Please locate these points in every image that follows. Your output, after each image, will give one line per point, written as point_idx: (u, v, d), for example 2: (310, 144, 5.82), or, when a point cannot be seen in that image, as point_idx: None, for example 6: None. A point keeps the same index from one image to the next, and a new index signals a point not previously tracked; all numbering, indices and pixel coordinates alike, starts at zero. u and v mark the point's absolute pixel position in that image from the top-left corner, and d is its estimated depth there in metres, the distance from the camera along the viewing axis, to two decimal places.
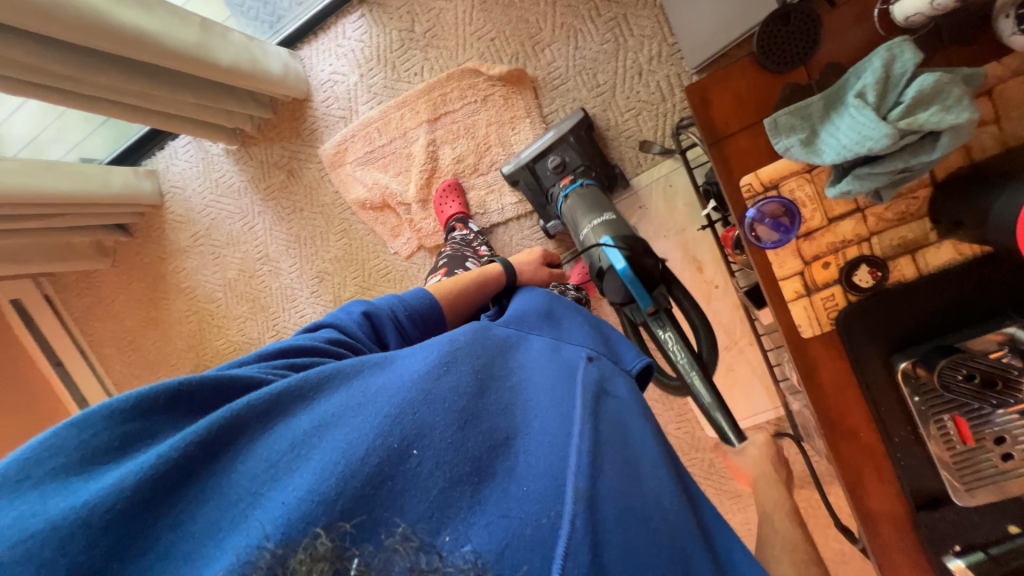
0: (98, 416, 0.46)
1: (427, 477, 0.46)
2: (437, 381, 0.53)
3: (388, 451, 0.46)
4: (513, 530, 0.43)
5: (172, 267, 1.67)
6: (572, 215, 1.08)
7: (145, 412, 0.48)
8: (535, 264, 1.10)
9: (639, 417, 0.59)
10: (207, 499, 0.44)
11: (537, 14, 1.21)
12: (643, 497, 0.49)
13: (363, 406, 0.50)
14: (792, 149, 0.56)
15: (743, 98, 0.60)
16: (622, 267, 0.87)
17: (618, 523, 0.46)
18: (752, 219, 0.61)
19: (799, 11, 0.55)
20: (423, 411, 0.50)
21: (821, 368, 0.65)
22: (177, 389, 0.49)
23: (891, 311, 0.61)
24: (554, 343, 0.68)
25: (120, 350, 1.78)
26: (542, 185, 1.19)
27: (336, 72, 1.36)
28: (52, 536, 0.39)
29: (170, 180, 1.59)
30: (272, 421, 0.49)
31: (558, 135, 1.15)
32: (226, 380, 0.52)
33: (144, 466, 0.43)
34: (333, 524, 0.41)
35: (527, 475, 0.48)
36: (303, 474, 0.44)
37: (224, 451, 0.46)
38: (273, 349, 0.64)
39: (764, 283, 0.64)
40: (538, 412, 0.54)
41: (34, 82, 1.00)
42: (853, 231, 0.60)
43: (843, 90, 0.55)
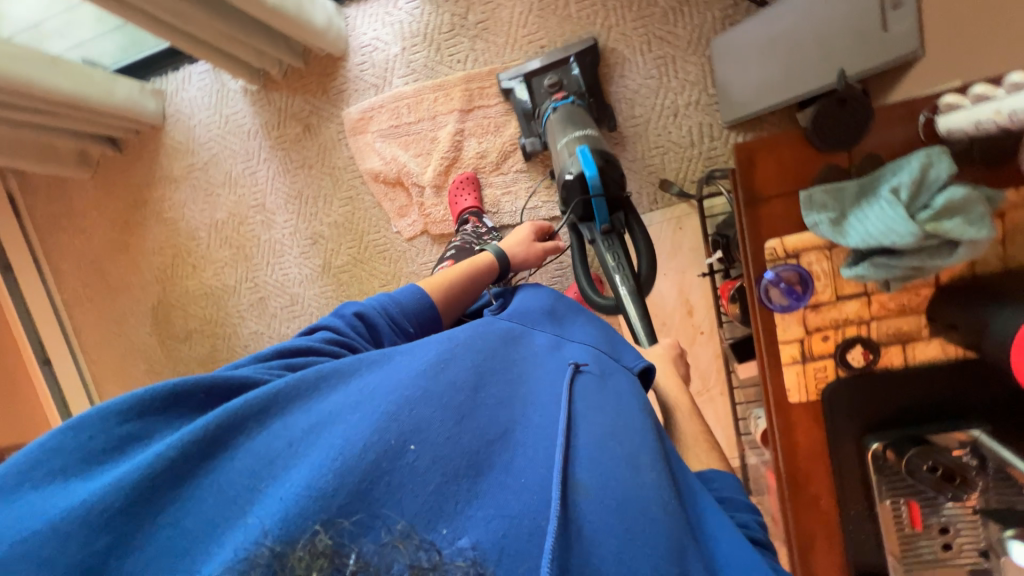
0: (96, 416, 0.48)
1: (425, 471, 0.45)
2: (435, 378, 0.53)
3: (384, 446, 0.45)
4: (514, 521, 0.43)
5: (158, 194, 1.58)
6: (552, 129, 1.06)
7: (139, 413, 0.49)
8: (526, 244, 1.09)
9: (631, 404, 0.59)
10: (203, 493, 0.43)
11: (591, 34, 1.22)
12: (650, 483, 0.49)
13: (361, 404, 0.49)
14: (820, 226, 0.60)
15: (784, 166, 0.62)
16: (589, 173, 0.81)
17: (620, 510, 0.46)
18: (769, 280, 0.64)
19: (856, 98, 0.57)
20: (420, 408, 0.49)
21: (799, 434, 0.68)
22: (176, 390, 0.50)
23: (873, 393, 0.65)
24: (557, 339, 0.71)
25: (83, 267, 1.68)
26: (534, 100, 1.20)
27: (379, 39, 1.33)
28: (53, 538, 0.39)
29: (176, 105, 1.50)
30: (269, 418, 0.48)
31: (561, 56, 1.18)
32: (223, 382, 0.53)
33: (144, 463, 0.43)
34: (331, 521, 0.40)
35: (525, 469, 0.48)
36: (300, 469, 0.43)
37: (223, 450, 0.46)
38: (269, 351, 0.64)
39: (766, 344, 0.67)
40: (536, 408, 0.55)
41: None
42: (856, 312, 0.64)
43: (879, 180, 0.58)
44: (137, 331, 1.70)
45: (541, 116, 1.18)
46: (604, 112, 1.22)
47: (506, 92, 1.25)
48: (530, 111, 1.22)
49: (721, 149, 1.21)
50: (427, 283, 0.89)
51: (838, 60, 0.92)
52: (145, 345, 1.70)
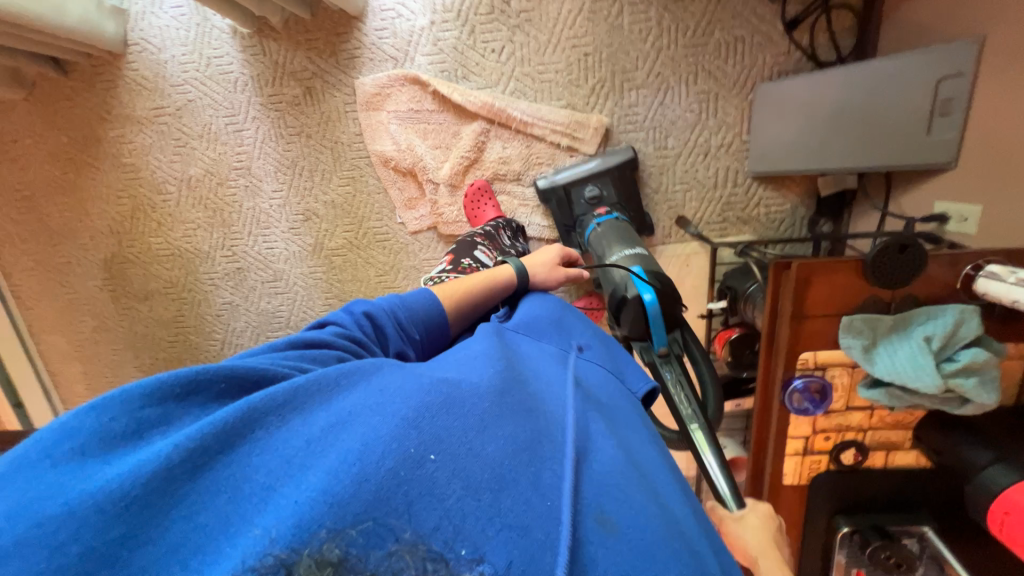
0: (116, 399, 0.42)
1: (444, 485, 0.40)
2: (458, 387, 0.49)
3: (403, 455, 0.40)
4: (529, 538, 0.38)
5: (114, 134, 1.35)
6: (600, 244, 1.06)
7: (161, 399, 0.43)
8: (550, 265, 0.97)
9: (648, 441, 0.58)
10: (223, 489, 0.38)
11: (639, 51, 1.15)
12: (665, 517, 0.44)
13: (381, 405, 0.44)
14: (853, 350, 0.65)
15: (835, 291, 0.66)
16: (650, 298, 0.79)
17: (644, 552, 0.40)
18: (795, 387, 0.70)
19: (915, 247, 0.61)
20: (443, 415, 0.45)
21: (783, 507, 0.79)
22: (194, 377, 0.45)
23: (850, 483, 0.76)
24: (562, 355, 0.68)
25: (12, 202, 1.44)
26: (572, 210, 1.20)
27: (405, 5, 1.16)
28: (68, 521, 0.34)
29: (142, 31, 1.26)
30: (288, 414, 0.43)
31: (600, 166, 1.16)
32: (244, 372, 0.48)
33: (164, 452, 0.38)
34: (339, 528, 0.36)
35: (551, 487, 0.43)
36: (316, 472, 0.38)
37: (240, 443, 0.41)
38: (280, 342, 0.59)
39: (777, 435, 0.74)
40: (560, 425, 0.50)
41: None
42: (858, 420, 0.72)
43: (913, 320, 0.64)
44: (85, 283, 1.52)
45: (585, 229, 1.15)
46: (643, 221, 1.22)
47: (543, 199, 1.22)
48: (571, 220, 1.21)
49: (741, 196, 1.23)
50: (440, 290, 0.81)
51: (878, 143, 0.94)
52: (95, 299, 1.53)
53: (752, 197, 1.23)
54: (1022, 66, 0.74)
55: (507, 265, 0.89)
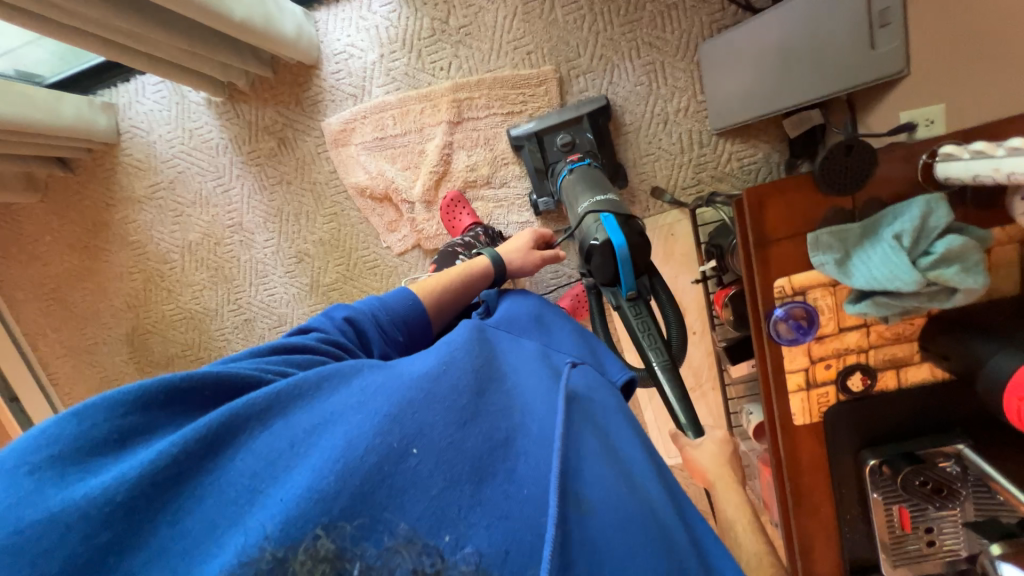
0: (98, 407, 0.46)
1: (426, 477, 0.44)
2: (438, 380, 0.51)
3: (387, 450, 0.44)
4: (510, 524, 0.42)
5: (119, 216, 1.47)
6: (571, 190, 1.06)
7: (144, 405, 0.47)
8: (524, 250, 1.01)
9: (619, 417, 0.60)
10: (205, 494, 0.43)
11: (579, 39, 1.19)
12: (638, 503, 0.48)
13: (363, 404, 0.48)
14: (826, 266, 0.63)
15: (794, 209, 0.64)
16: (619, 242, 0.86)
17: (617, 531, 0.45)
18: (778, 317, 0.67)
19: (861, 145, 0.59)
20: (423, 410, 0.48)
21: (802, 451, 0.73)
22: (177, 385, 0.48)
23: (869, 412, 0.70)
24: (544, 350, 0.69)
25: (38, 296, 1.57)
26: (546, 158, 1.20)
27: (354, 45, 1.25)
28: (51, 528, 0.39)
29: (130, 119, 1.39)
30: (270, 419, 0.47)
31: (572, 113, 1.16)
32: (229, 378, 0.51)
33: (147, 460, 0.42)
34: (334, 523, 0.40)
35: (528, 476, 0.45)
36: (302, 472, 0.42)
37: (224, 450, 0.44)
38: (264, 347, 0.62)
39: (773, 373, 0.71)
40: (535, 415, 0.52)
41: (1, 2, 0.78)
42: (856, 342, 0.68)
43: (881, 223, 0.61)
44: (111, 360, 1.60)
45: (557, 176, 1.16)
46: (617, 170, 1.22)
47: (515, 149, 1.24)
48: (544, 167, 1.21)
49: (711, 155, 1.22)
50: (419, 286, 0.83)
51: (830, 71, 0.93)
52: (120, 374, 1.61)
53: (722, 154, 1.21)
54: None
55: (483, 254, 0.95)
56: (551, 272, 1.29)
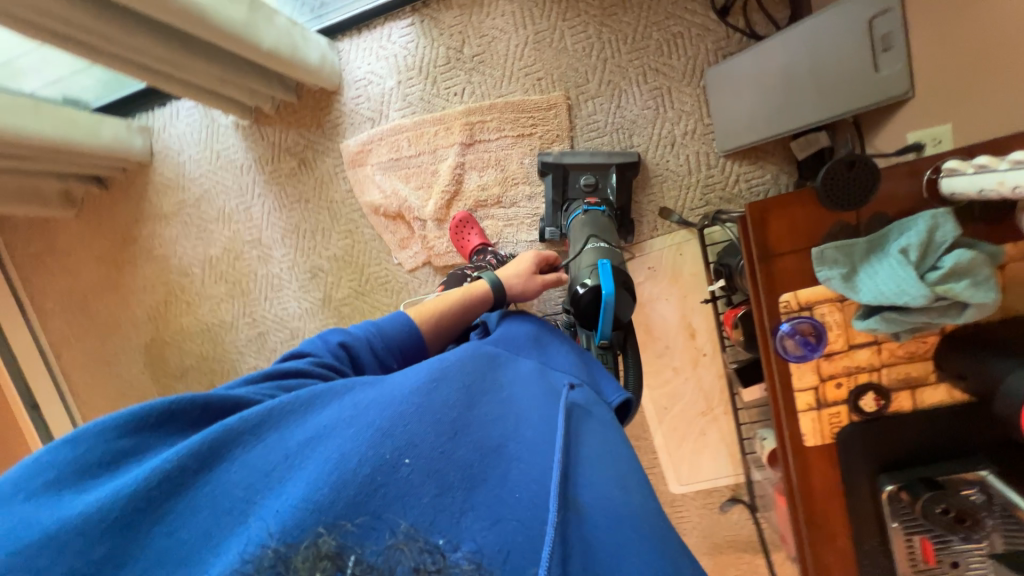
0: (88, 433, 0.49)
1: (416, 485, 0.47)
2: (427, 396, 0.54)
3: (378, 461, 0.47)
4: (498, 525, 0.46)
5: (148, 231, 1.54)
6: (577, 231, 1.12)
7: (134, 429, 0.50)
8: (525, 275, 1.00)
9: (608, 425, 0.63)
10: (201, 504, 0.45)
11: (587, 66, 1.23)
12: (628, 503, 0.51)
13: (356, 419, 0.51)
14: (832, 281, 0.62)
15: (798, 225, 0.64)
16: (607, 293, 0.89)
17: (605, 529, 0.47)
18: (785, 333, 0.66)
19: (864, 161, 0.59)
20: (412, 424, 0.50)
21: (815, 474, 0.70)
22: (169, 407, 0.52)
23: (885, 435, 0.67)
24: (542, 368, 0.70)
25: (66, 307, 1.64)
26: (566, 191, 1.23)
27: (373, 72, 1.32)
28: (49, 548, 0.41)
29: (163, 141, 1.48)
30: (265, 432, 0.50)
31: (601, 160, 1.20)
32: (219, 402, 0.54)
33: (144, 476, 0.45)
34: (335, 523, 0.43)
35: (517, 482, 0.49)
36: (298, 483, 0.45)
37: (219, 463, 0.47)
38: (258, 374, 0.63)
39: (781, 391, 0.69)
40: (525, 425, 0.55)
41: (59, 35, 0.86)
42: (867, 359, 0.66)
43: (888, 238, 0.61)
44: (129, 370, 1.65)
45: (570, 213, 1.20)
46: (624, 223, 1.25)
47: (539, 176, 1.27)
48: (561, 201, 1.24)
49: (719, 176, 1.23)
50: (416, 311, 0.84)
51: (831, 94, 0.95)
52: (136, 384, 1.65)
53: (730, 175, 1.22)
54: None
55: (483, 279, 0.95)
56: (559, 290, 1.30)
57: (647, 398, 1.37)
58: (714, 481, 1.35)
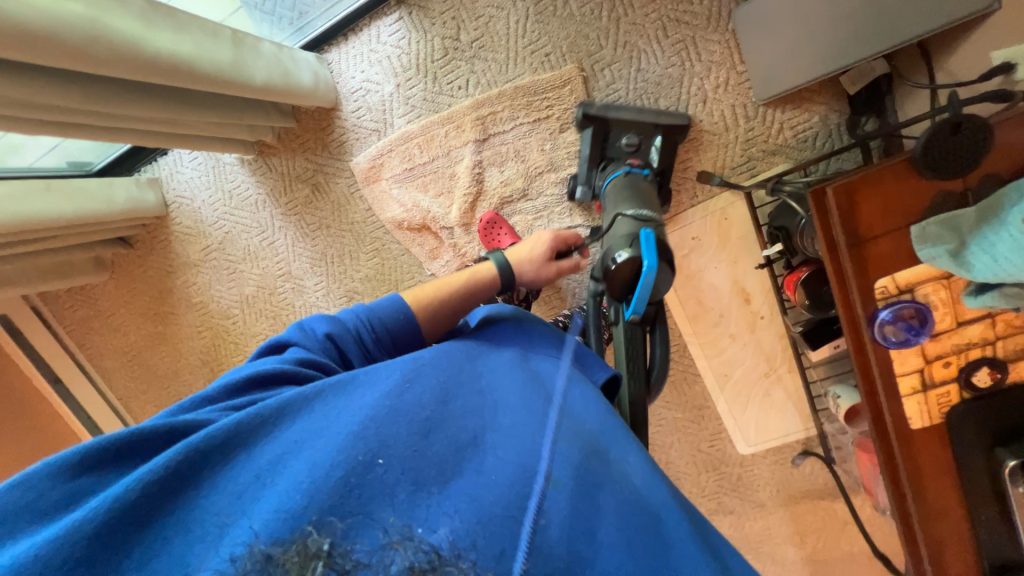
0: (39, 477, 0.45)
1: (394, 484, 0.45)
2: (401, 397, 0.53)
3: (353, 463, 0.46)
4: (483, 512, 0.44)
5: (181, 281, 1.55)
6: (615, 193, 0.96)
7: (88, 467, 0.46)
8: (539, 260, 1.00)
9: (596, 400, 0.63)
10: (172, 534, 0.43)
11: (599, 30, 1.11)
12: (610, 473, 0.51)
13: (327, 428, 0.49)
14: (937, 260, 0.57)
15: (893, 202, 0.58)
16: (648, 265, 0.72)
17: (587, 498, 0.47)
18: (883, 320, 0.61)
19: (971, 121, 0.52)
20: (386, 424, 0.49)
21: (923, 454, 0.67)
22: (122, 442, 0.47)
23: (1002, 408, 0.63)
24: (523, 354, 0.69)
25: (123, 364, 1.69)
26: (604, 146, 1.09)
27: (369, 79, 1.23)
28: None
29: (174, 189, 1.45)
30: (233, 452, 0.48)
31: (648, 117, 1.07)
32: (179, 428, 0.50)
33: (104, 509, 0.41)
34: (321, 522, 0.42)
35: (500, 466, 0.49)
36: (270, 498, 0.44)
37: (188, 486, 0.46)
38: (240, 378, 0.59)
39: (880, 377, 0.65)
40: (505, 411, 0.55)
41: (56, 119, 0.82)
42: (979, 334, 0.61)
43: (1006, 201, 0.52)
44: None
45: (608, 173, 1.06)
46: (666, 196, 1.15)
47: (579, 128, 1.11)
48: (598, 159, 1.11)
49: (760, 128, 1.12)
50: (413, 296, 0.81)
51: (892, 18, 0.84)
52: None
53: (772, 124, 1.12)
54: None
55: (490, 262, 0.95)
56: None
57: (706, 368, 1.33)
58: (783, 438, 1.33)
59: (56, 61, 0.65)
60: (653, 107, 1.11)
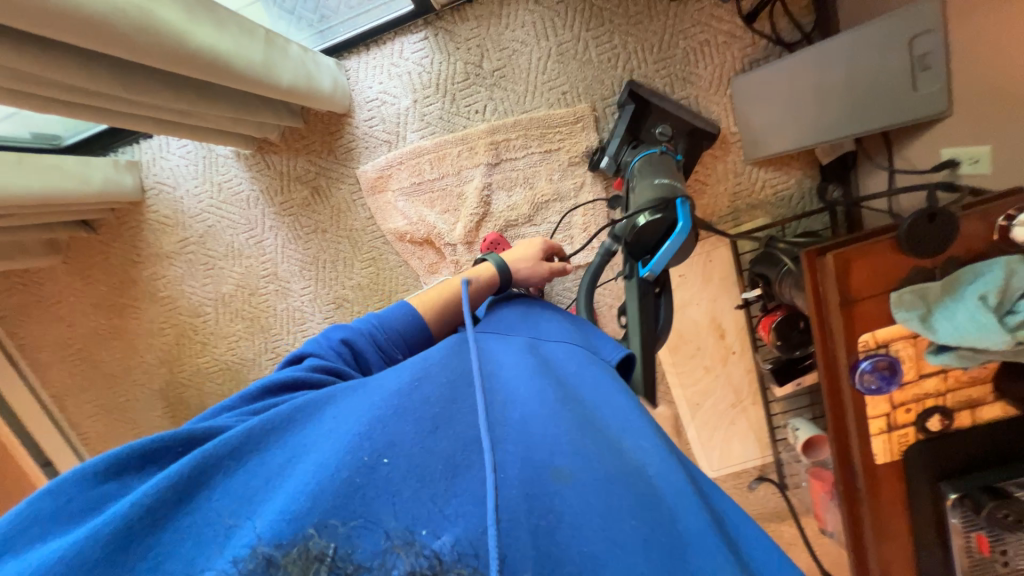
0: (66, 482, 0.45)
1: (399, 483, 0.41)
2: (410, 396, 0.49)
3: (357, 464, 0.42)
4: (483, 514, 0.39)
5: (148, 272, 1.44)
6: (653, 164, 0.98)
7: (115, 472, 0.46)
8: (533, 260, 0.94)
9: (609, 383, 0.57)
10: (187, 534, 0.41)
11: (614, 77, 1.20)
12: (622, 466, 0.43)
13: (335, 428, 0.47)
14: (911, 322, 0.67)
15: (877, 271, 0.69)
16: (684, 224, 0.80)
17: (599, 497, 0.40)
18: (864, 369, 0.71)
19: (943, 214, 0.64)
20: (393, 423, 0.46)
21: (884, 488, 0.77)
22: (144, 447, 0.47)
23: (947, 449, 0.75)
24: (533, 341, 0.65)
25: (64, 358, 1.53)
26: (637, 129, 1.15)
27: (386, 91, 1.25)
28: None
29: (155, 175, 1.37)
30: (244, 456, 0.46)
31: (685, 117, 1.13)
32: (199, 433, 0.48)
33: (122, 514, 0.40)
34: (323, 523, 0.39)
35: (506, 461, 0.43)
36: (277, 498, 0.41)
37: (201, 490, 0.44)
38: (255, 387, 0.58)
39: (856, 418, 0.75)
40: (516, 403, 0.49)
41: (67, 98, 0.78)
42: (934, 386, 0.72)
43: (963, 280, 0.66)
44: (145, 417, 1.55)
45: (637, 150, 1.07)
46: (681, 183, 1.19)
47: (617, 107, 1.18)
48: (629, 138, 1.15)
49: (746, 183, 1.25)
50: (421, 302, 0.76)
51: (872, 106, 0.96)
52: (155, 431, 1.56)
53: (756, 181, 1.25)
54: (989, 12, 0.77)
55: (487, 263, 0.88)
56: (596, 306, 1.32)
57: (681, 397, 1.42)
58: (744, 464, 1.42)
59: (90, 42, 0.62)
60: (691, 107, 1.19)
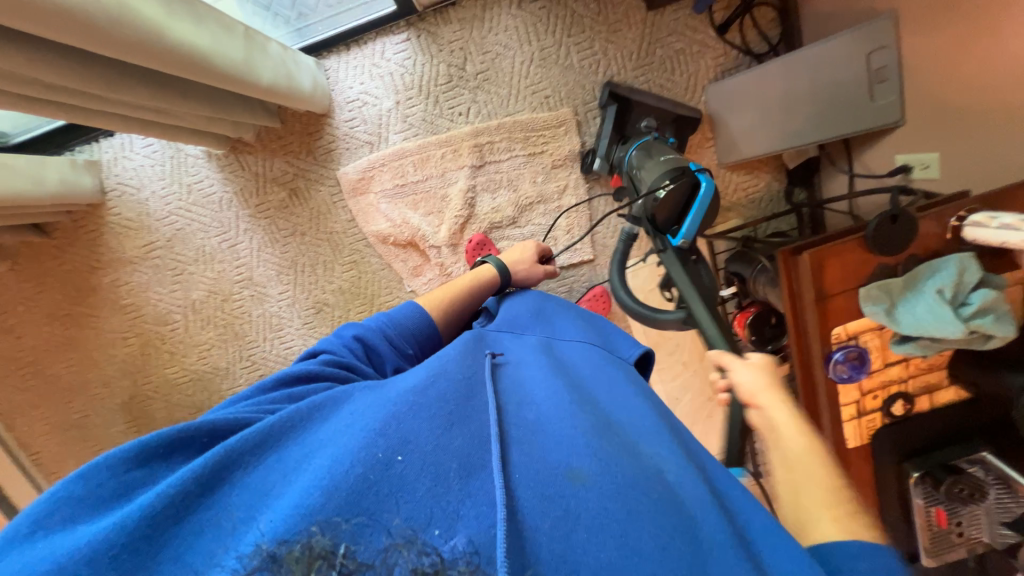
0: (104, 464, 0.44)
1: (416, 480, 0.41)
2: (424, 393, 0.50)
3: (372, 460, 0.42)
4: (493, 519, 0.39)
5: (108, 279, 1.35)
6: (649, 151, 0.98)
7: (145, 459, 0.45)
8: (529, 261, 0.94)
9: (623, 384, 0.60)
10: (203, 530, 0.40)
11: (595, 82, 1.23)
12: (639, 467, 0.44)
13: (352, 424, 0.47)
14: (878, 315, 0.72)
15: (848, 269, 0.74)
16: (706, 184, 0.81)
17: (619, 499, 0.41)
18: (836, 360, 0.75)
19: (906, 215, 0.70)
20: (409, 420, 0.46)
21: (855, 469, 0.83)
22: (173, 437, 0.47)
23: (909, 431, 0.81)
24: (547, 341, 0.68)
25: (12, 372, 1.41)
26: (623, 128, 1.17)
27: (367, 92, 1.23)
28: None
29: (117, 175, 1.29)
30: (266, 452, 0.45)
31: (667, 107, 1.14)
32: (223, 426, 0.49)
33: (147, 505, 0.39)
34: (328, 522, 0.37)
35: (524, 463, 0.44)
36: (292, 492, 0.40)
37: (222, 486, 0.43)
38: (273, 379, 0.58)
39: (831, 405, 0.80)
40: (532, 405, 0.52)
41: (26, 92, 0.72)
42: (897, 374, 0.79)
43: (921, 276, 0.72)
44: (106, 433, 1.45)
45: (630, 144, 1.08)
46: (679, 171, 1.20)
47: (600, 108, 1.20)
48: (618, 138, 1.17)
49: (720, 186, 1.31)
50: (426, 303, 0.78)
51: (833, 116, 1.03)
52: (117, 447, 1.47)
53: (729, 184, 1.31)
54: (938, 32, 0.84)
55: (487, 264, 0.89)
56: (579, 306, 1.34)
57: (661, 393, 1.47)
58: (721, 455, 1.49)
59: (61, 33, 0.58)
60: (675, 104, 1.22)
